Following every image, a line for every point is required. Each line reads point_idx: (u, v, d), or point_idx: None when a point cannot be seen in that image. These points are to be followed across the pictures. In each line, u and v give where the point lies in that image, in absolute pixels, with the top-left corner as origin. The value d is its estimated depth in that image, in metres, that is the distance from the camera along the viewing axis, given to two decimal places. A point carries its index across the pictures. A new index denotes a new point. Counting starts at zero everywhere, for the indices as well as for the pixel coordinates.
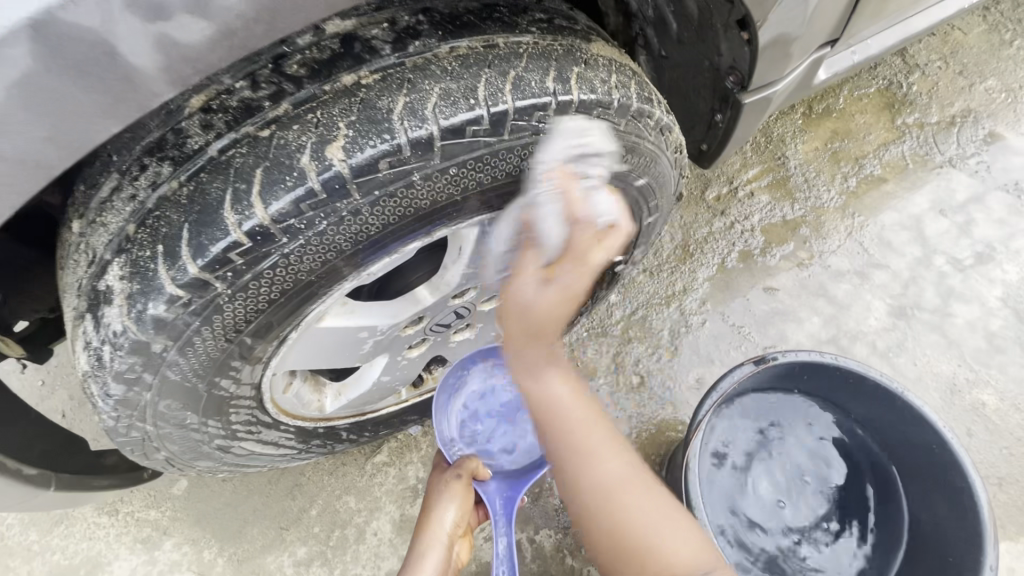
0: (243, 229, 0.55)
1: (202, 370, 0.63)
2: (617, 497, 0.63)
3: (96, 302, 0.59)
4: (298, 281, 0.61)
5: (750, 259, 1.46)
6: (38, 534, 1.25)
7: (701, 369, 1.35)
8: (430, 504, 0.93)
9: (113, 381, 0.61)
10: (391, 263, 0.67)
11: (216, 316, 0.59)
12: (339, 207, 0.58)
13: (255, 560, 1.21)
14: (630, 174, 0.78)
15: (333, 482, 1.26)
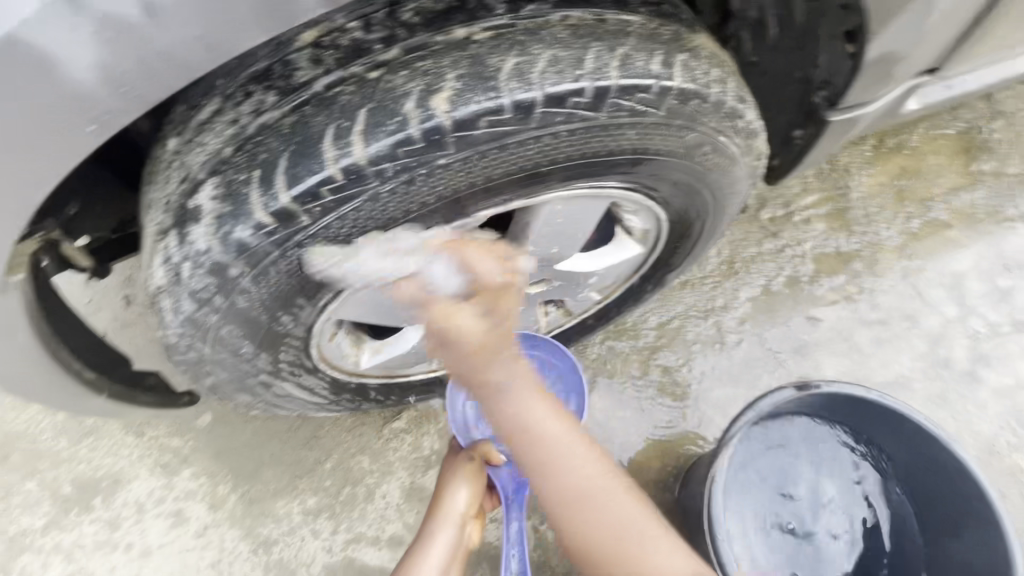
0: (339, 165, 0.57)
1: (268, 302, 0.65)
2: (584, 509, 0.65)
3: (183, 219, 0.61)
4: (377, 228, 0.62)
5: (796, 287, 1.43)
6: (69, 442, 1.32)
7: (731, 388, 1.33)
8: (443, 486, 1.00)
9: (187, 298, 0.63)
10: (463, 226, 0.68)
11: (295, 250, 0.61)
12: (430, 160, 0.59)
13: (265, 503, 1.24)
14: (708, 176, 0.77)
15: (350, 440, 1.28)
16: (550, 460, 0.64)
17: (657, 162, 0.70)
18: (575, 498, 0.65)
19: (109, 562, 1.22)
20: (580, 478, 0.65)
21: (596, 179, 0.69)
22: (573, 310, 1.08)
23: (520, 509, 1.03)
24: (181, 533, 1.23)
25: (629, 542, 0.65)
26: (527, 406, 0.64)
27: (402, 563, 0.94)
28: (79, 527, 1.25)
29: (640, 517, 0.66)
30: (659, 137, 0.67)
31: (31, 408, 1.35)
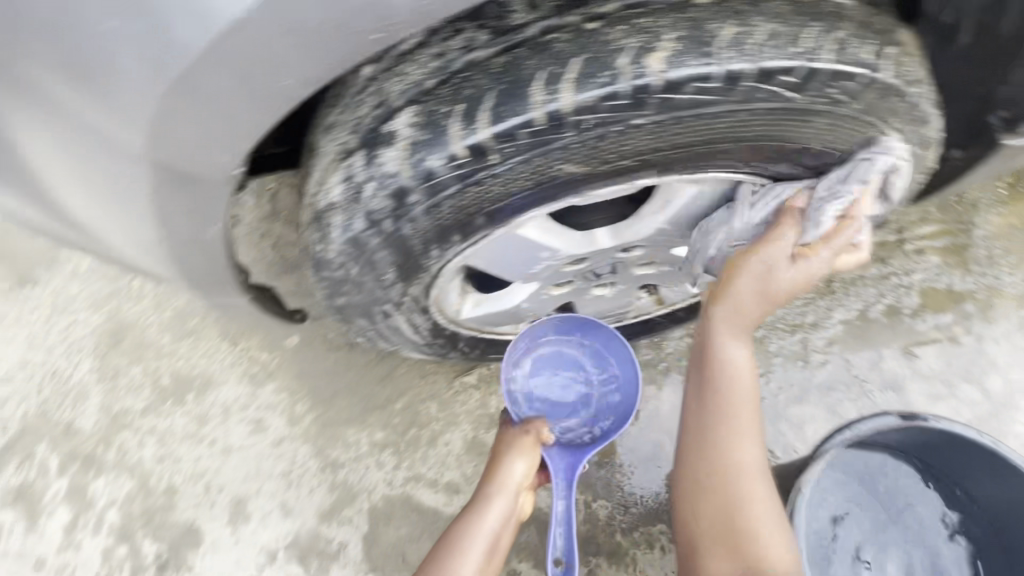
0: (546, 109, 0.59)
1: (431, 233, 0.69)
2: (737, 477, 0.80)
3: (373, 142, 0.63)
4: (553, 175, 0.66)
5: (896, 317, 1.35)
6: (171, 339, 1.44)
7: (808, 409, 1.29)
8: (499, 456, 0.94)
9: (361, 217, 0.67)
10: (619, 189, 0.71)
11: (473, 185, 0.64)
12: (629, 116, 0.61)
13: (337, 428, 1.32)
14: (857, 184, 0.79)
15: (421, 385, 1.34)
16: (731, 430, 0.80)
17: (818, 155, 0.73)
18: (730, 467, 0.80)
19: (194, 453, 1.32)
20: (744, 455, 0.80)
21: (755, 162, 0.72)
22: (666, 298, 1.09)
23: (567, 488, 0.95)
24: (259, 439, 1.33)
25: (756, 522, 0.79)
26: (732, 361, 0.81)
27: (449, 531, 0.89)
28: (172, 416, 1.37)
29: (769, 508, 0.81)
30: (834, 130, 0.69)
31: (143, 302, 1.48)
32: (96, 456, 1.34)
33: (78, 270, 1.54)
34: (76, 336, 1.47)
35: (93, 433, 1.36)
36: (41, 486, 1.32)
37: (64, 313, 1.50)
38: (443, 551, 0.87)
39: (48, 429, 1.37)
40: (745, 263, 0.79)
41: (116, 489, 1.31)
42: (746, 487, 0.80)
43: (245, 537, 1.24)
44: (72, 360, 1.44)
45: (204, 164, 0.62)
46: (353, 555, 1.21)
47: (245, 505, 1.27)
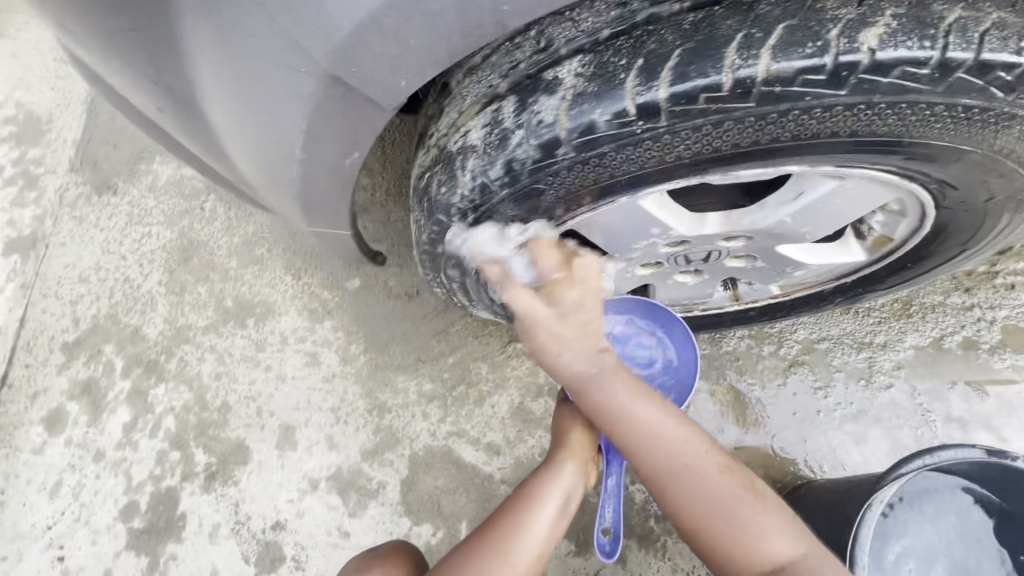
0: (735, 75, 0.59)
1: (570, 192, 0.69)
2: (680, 484, 0.74)
3: (533, 88, 0.65)
4: (715, 150, 0.64)
5: (972, 351, 1.30)
6: (238, 264, 1.48)
7: (864, 429, 1.25)
8: (562, 425, 1.00)
9: (499, 165, 0.66)
10: (762, 174, 0.70)
11: (629, 148, 0.64)
12: (823, 95, 0.59)
13: (388, 374, 1.34)
14: (1005, 211, 0.75)
15: (475, 345, 1.35)
16: (656, 449, 0.75)
17: (987, 173, 0.69)
18: (668, 478, 0.75)
19: (249, 376, 1.37)
20: (676, 458, 0.75)
21: (914, 172, 0.69)
22: (744, 297, 1.05)
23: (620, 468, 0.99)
24: (312, 372, 1.36)
25: (723, 512, 0.73)
26: (617, 398, 0.78)
27: (518, 492, 0.94)
28: (232, 338, 1.41)
29: (735, 494, 0.74)
30: (1015, 149, 0.66)
31: (215, 225, 1.53)
32: (158, 364, 1.40)
33: (156, 185, 1.59)
34: (149, 248, 1.52)
35: (157, 342, 1.42)
36: (105, 384, 1.39)
37: (139, 224, 1.55)
38: (512, 514, 0.90)
39: (116, 331, 1.44)
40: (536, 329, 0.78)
41: (175, 397, 1.36)
42: (696, 488, 0.74)
43: (290, 463, 1.29)
44: (142, 270, 1.50)
45: (376, 88, 0.64)
46: (390, 497, 1.24)
47: (292, 432, 1.31)
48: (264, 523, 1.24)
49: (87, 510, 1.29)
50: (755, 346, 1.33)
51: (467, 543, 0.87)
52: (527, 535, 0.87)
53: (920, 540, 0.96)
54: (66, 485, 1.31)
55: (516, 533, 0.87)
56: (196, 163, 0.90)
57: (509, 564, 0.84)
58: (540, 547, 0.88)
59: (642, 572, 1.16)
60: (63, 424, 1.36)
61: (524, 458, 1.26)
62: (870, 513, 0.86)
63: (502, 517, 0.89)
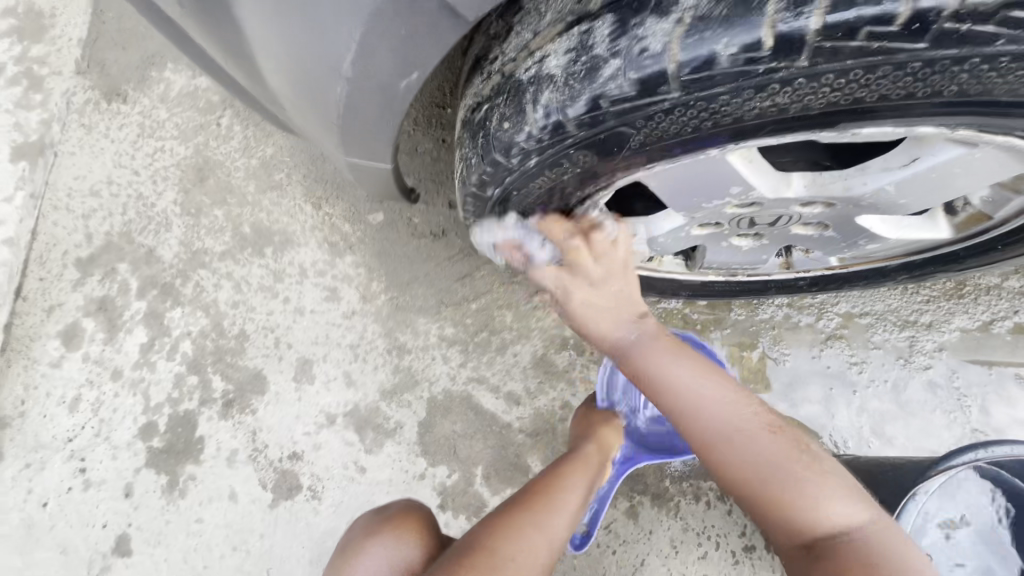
0: (914, 6, 0.48)
1: (662, 137, 0.60)
2: (731, 444, 0.74)
3: (640, 8, 0.56)
4: (850, 99, 0.55)
5: (1022, 337, 1.23)
6: (256, 188, 1.41)
7: (895, 408, 1.22)
8: (594, 421, 1.12)
9: (585, 98, 0.58)
10: (883, 133, 0.61)
11: (752, 90, 0.55)
12: (1018, 40, 0.50)
13: (409, 315, 1.30)
14: None
15: (500, 292, 1.30)
16: (712, 414, 0.76)
17: None
18: (717, 438, 0.75)
19: (267, 306, 1.33)
20: (722, 418, 0.75)
21: None
22: (795, 266, 0.98)
23: (617, 476, 1.15)
24: (332, 307, 1.32)
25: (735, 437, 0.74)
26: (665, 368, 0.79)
27: (553, 469, 0.99)
28: (249, 266, 1.36)
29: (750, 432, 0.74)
30: None
31: (231, 144, 1.44)
32: (174, 287, 1.36)
33: (168, 95, 1.49)
34: (162, 164, 1.44)
35: (173, 264, 1.38)
36: (121, 303, 1.36)
37: (151, 138, 1.46)
38: (547, 487, 0.94)
39: (131, 250, 1.39)
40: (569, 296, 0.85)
41: (191, 322, 1.34)
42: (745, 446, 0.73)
43: (308, 397, 1.28)
44: (156, 188, 1.43)
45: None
46: (406, 437, 1.24)
47: (310, 367, 1.29)
48: (281, 453, 1.25)
49: (107, 426, 1.30)
50: (791, 316, 1.27)
51: (506, 507, 0.88)
52: (562, 504, 0.91)
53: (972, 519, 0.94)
54: (85, 400, 1.31)
55: (553, 504, 0.90)
56: (218, 72, 0.80)
57: (550, 529, 0.86)
58: (572, 519, 0.92)
59: (653, 528, 1.16)
60: (79, 340, 1.34)
61: (544, 410, 1.24)
62: (913, 502, 0.86)
63: (535, 484, 0.94)
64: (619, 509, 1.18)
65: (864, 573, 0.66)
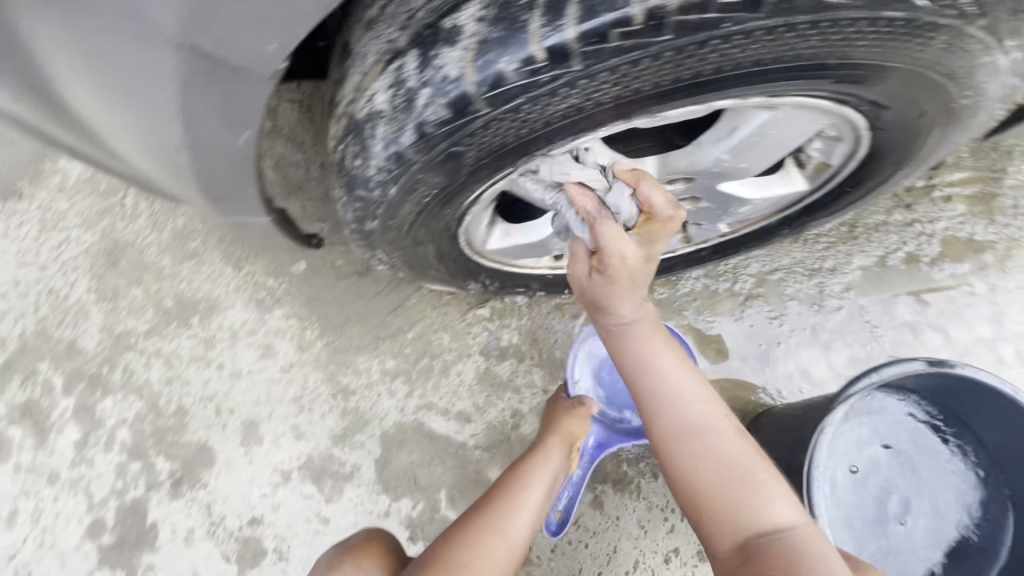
0: (646, 6, 0.52)
1: (493, 149, 0.62)
2: (696, 437, 0.78)
3: (433, 40, 0.58)
4: (636, 90, 0.59)
5: (914, 264, 1.34)
6: (172, 260, 1.38)
7: (818, 352, 1.30)
8: (557, 415, 1.11)
9: (410, 128, 0.60)
10: (691, 112, 0.65)
11: (547, 97, 0.58)
12: (743, 20, 0.54)
13: (347, 356, 1.31)
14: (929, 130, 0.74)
15: (434, 316, 1.32)
16: (694, 430, 0.79)
17: (917, 94, 0.67)
18: (688, 427, 0.79)
19: (202, 376, 1.31)
20: (695, 415, 0.79)
21: (842, 95, 0.66)
22: (694, 238, 1.03)
23: (591, 461, 1.20)
24: (269, 364, 1.31)
25: (705, 438, 0.78)
26: (647, 352, 0.82)
27: (513, 471, 0.99)
28: (178, 339, 1.33)
29: (731, 446, 0.78)
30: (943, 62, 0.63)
31: (138, 222, 1.41)
32: (102, 376, 1.32)
33: (66, 185, 1.45)
34: (70, 254, 1.40)
35: (97, 353, 1.33)
36: (47, 403, 1.31)
37: (54, 230, 1.42)
38: (509, 491, 0.94)
39: (49, 347, 1.34)
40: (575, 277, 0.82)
41: (126, 408, 1.30)
42: (699, 450, 0.77)
43: (258, 458, 1.26)
44: (67, 279, 1.39)
45: (252, 53, 0.58)
46: (366, 477, 1.24)
47: (257, 428, 1.27)
48: (240, 521, 1.22)
49: (51, 534, 1.24)
50: (710, 284, 1.34)
51: (464, 520, 0.89)
52: (521, 508, 0.92)
53: (862, 409, 1.12)
54: (23, 512, 1.25)
55: (512, 508, 0.91)
56: (89, 162, 0.81)
57: (509, 531, 0.88)
58: (533, 519, 0.93)
59: (620, 513, 1.20)
60: (8, 451, 1.28)
61: (495, 422, 1.26)
62: (824, 435, 0.91)
63: (498, 491, 0.94)
64: (584, 503, 1.20)
65: (783, 573, 0.67)
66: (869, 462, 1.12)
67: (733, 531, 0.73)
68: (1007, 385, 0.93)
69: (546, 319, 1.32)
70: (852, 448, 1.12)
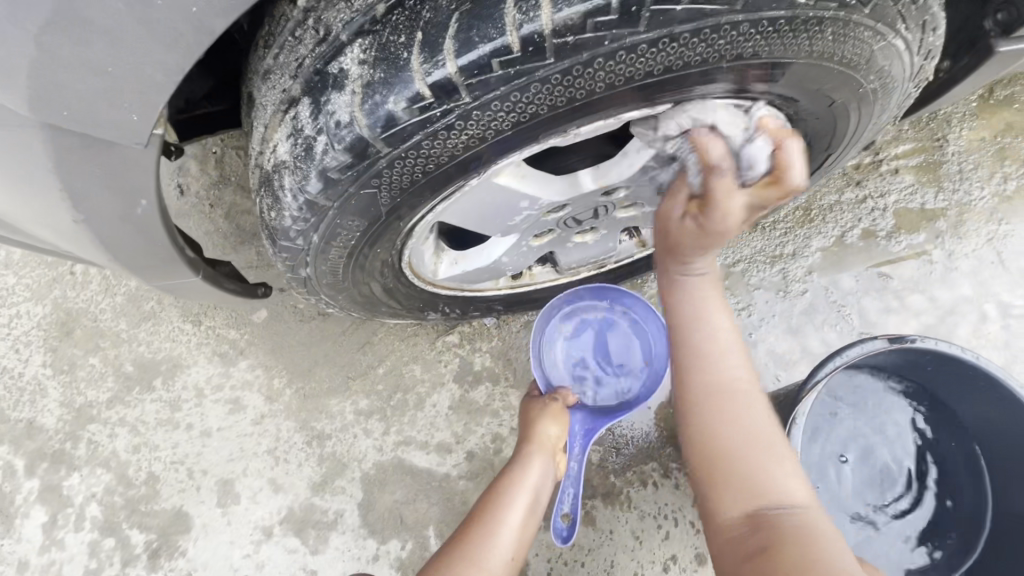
0: (520, 33, 0.48)
1: (404, 189, 0.58)
2: (731, 403, 0.72)
3: (321, 86, 0.55)
4: (534, 116, 0.54)
5: (872, 240, 1.36)
6: (129, 323, 1.34)
7: (790, 338, 1.30)
8: (532, 421, 1.04)
9: (314, 177, 0.56)
10: (603, 126, 0.59)
11: (442, 133, 0.53)
12: (621, 36, 0.49)
13: (319, 400, 1.27)
14: (854, 119, 0.69)
15: (403, 348, 1.30)
16: (724, 397, 0.72)
17: (840, 83, 0.61)
18: (722, 392, 0.72)
19: (170, 439, 1.27)
20: (732, 381, 0.73)
21: (759, 93, 0.61)
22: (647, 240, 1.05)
23: (583, 452, 1.07)
24: (239, 419, 1.27)
25: (737, 406, 0.72)
26: (703, 312, 0.74)
27: (490, 496, 0.96)
28: (141, 404, 1.29)
29: (762, 424, 0.72)
30: (853, 47, 0.57)
31: (91, 288, 1.37)
32: (65, 453, 1.27)
33: (12, 260, 1.41)
34: (22, 330, 1.36)
35: (58, 429, 1.29)
36: (9, 489, 1.25)
37: (3, 308, 1.38)
38: (487, 514, 0.92)
39: (7, 430, 1.29)
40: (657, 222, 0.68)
41: (93, 483, 1.25)
42: (735, 416, 0.72)
43: (236, 517, 1.21)
44: (20, 356, 1.34)
45: (118, 126, 0.56)
46: (350, 523, 1.20)
47: (232, 486, 1.23)
48: None
49: None
50: None
51: (443, 549, 0.89)
52: (498, 538, 0.90)
53: (832, 396, 1.13)
54: None
55: (489, 539, 0.89)
56: (42, 249, 0.83)
57: (485, 561, 0.86)
58: (513, 543, 0.91)
59: (613, 527, 1.17)
60: None
61: (477, 450, 1.23)
62: (795, 430, 0.89)
63: (477, 515, 0.93)
64: None
65: (795, 545, 0.62)
66: (853, 443, 1.12)
67: (748, 506, 0.68)
68: (965, 352, 0.93)
69: (516, 339, 1.30)
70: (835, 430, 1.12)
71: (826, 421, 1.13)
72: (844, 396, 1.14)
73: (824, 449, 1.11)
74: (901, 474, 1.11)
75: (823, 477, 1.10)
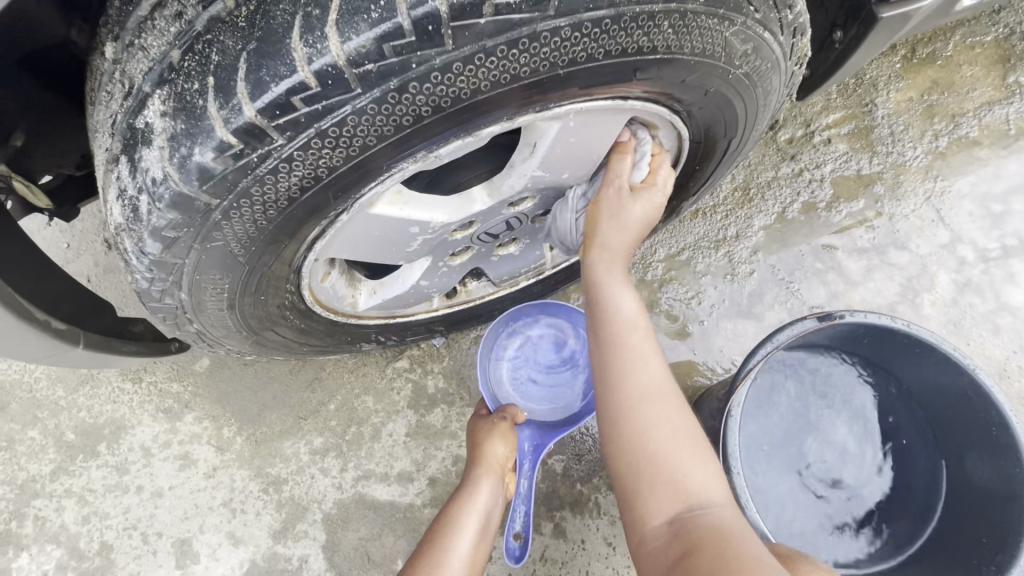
0: (312, 68, 0.46)
1: (253, 236, 0.56)
2: (646, 406, 0.72)
3: (133, 143, 0.52)
4: (365, 148, 0.51)
5: (813, 212, 1.35)
6: (65, 391, 1.27)
7: (740, 321, 1.29)
8: (481, 440, 1.01)
9: (149, 238, 0.55)
10: (460, 148, 0.57)
11: (269, 178, 0.51)
12: (428, 57, 0.47)
13: (272, 444, 1.23)
14: (735, 102, 0.68)
15: (353, 380, 1.26)
16: (636, 403, 0.72)
17: (700, 71, 0.59)
18: (635, 399, 0.72)
19: (122, 504, 1.21)
20: (643, 386, 0.73)
21: (617, 93, 0.59)
22: None
23: (532, 470, 1.05)
24: (191, 474, 1.22)
25: (643, 410, 0.72)
26: (620, 319, 0.76)
27: (439, 522, 0.93)
28: (87, 473, 1.23)
29: (676, 429, 0.72)
30: (699, 36, 0.55)
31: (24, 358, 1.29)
32: (12, 533, 1.21)
33: None
34: None
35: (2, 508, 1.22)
36: None
37: None
38: (435, 541, 0.90)
39: None
40: (600, 207, 0.78)
41: (44, 561, 1.19)
42: (649, 419, 0.72)
43: None
44: None
45: None
46: (317, 568, 1.17)
47: (190, 545, 1.19)
48: None
49: None
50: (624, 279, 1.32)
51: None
52: (447, 568, 0.87)
53: (779, 376, 1.13)
54: None
55: (437, 567, 0.86)
56: None
57: None
58: (464, 572, 0.88)
59: (584, 536, 1.14)
60: None
61: (439, 475, 1.20)
62: (732, 420, 0.89)
63: (427, 543, 0.90)
64: (546, 534, 1.15)
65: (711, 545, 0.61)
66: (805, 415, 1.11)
67: (669, 507, 0.68)
68: (896, 322, 0.93)
69: (467, 356, 1.27)
70: (779, 406, 1.11)
71: (781, 397, 1.12)
72: (797, 377, 1.13)
73: (775, 426, 1.10)
74: (859, 453, 1.10)
75: (775, 450, 1.09)
